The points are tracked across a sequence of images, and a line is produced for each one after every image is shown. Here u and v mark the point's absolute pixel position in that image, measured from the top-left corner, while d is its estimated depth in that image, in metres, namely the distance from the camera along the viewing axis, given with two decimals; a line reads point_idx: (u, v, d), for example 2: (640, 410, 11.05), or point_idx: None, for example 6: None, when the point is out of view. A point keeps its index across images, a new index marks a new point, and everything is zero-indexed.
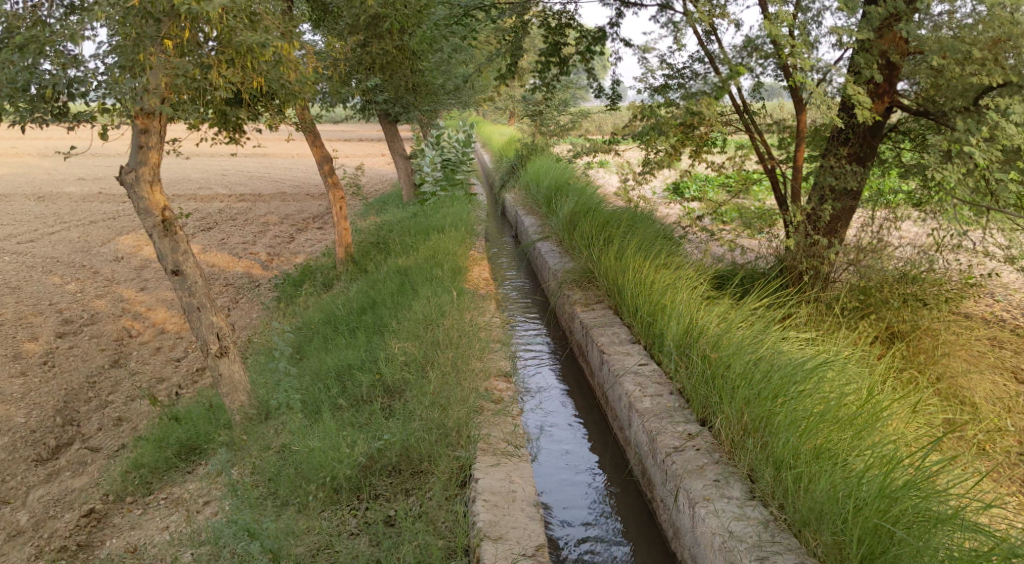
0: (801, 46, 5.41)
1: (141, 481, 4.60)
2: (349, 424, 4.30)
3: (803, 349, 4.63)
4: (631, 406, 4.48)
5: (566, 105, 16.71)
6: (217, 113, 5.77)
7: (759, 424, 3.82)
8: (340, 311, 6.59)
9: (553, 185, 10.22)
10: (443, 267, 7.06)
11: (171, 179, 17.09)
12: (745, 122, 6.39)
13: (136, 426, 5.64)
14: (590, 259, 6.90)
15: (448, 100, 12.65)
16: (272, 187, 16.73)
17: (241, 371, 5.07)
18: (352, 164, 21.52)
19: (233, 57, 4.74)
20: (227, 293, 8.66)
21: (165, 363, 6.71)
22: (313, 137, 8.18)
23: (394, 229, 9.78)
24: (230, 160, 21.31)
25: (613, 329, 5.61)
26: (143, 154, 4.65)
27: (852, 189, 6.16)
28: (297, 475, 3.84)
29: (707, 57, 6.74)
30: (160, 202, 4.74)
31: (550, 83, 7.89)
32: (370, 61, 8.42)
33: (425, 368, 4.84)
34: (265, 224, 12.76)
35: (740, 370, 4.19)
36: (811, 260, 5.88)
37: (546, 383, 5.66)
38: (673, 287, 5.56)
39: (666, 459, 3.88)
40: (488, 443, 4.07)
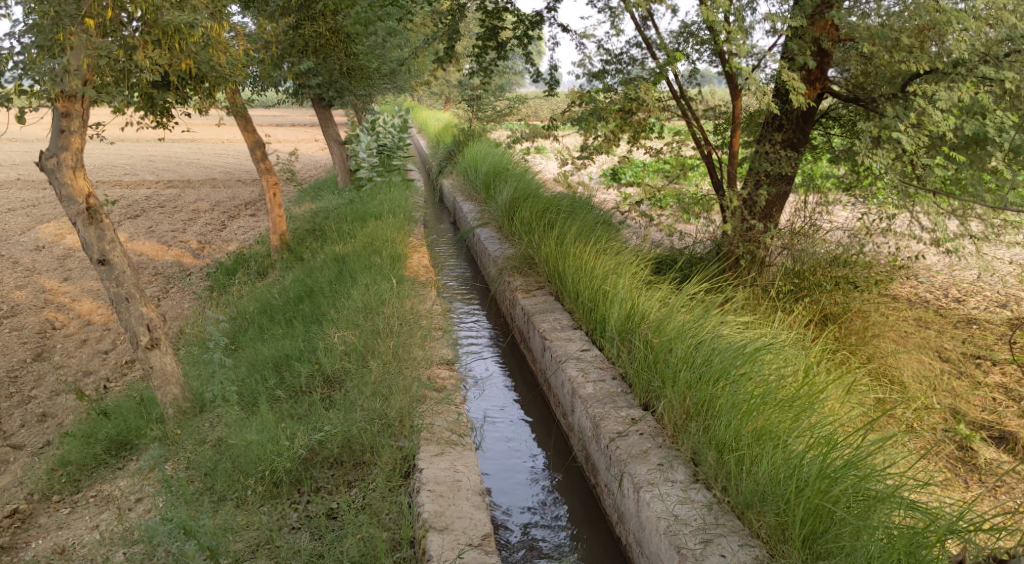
0: (737, 31, 5.54)
1: (69, 479, 4.39)
2: (288, 415, 4.19)
3: (742, 333, 4.73)
4: (574, 392, 4.51)
5: (504, 90, 16.65)
6: (143, 96, 5.52)
7: (701, 407, 3.90)
8: (277, 301, 6.42)
9: (492, 171, 10.18)
10: (382, 255, 6.96)
11: (93, 165, 16.35)
12: (681, 107, 6.46)
13: (61, 421, 5.38)
14: (531, 245, 6.90)
15: (383, 84, 12.44)
16: (203, 173, 16.20)
17: (175, 363, 4.87)
18: (284, 149, 21.00)
19: (160, 38, 4.53)
20: (157, 282, 8.34)
21: (92, 356, 6.43)
22: (245, 121, 7.92)
23: (331, 216, 9.59)
24: (156, 145, 20.51)
25: (554, 315, 5.64)
26: (64, 139, 4.41)
27: (785, 175, 6.34)
28: (234, 470, 3.72)
29: (645, 43, 6.79)
30: (84, 188, 4.51)
31: (488, 67, 7.83)
32: (302, 43, 8.19)
33: (365, 357, 4.77)
34: (195, 211, 12.34)
35: (682, 354, 4.26)
36: (748, 244, 6.03)
37: (488, 370, 5.65)
38: (614, 273, 5.61)
39: (610, 444, 3.93)
40: (432, 432, 4.03)
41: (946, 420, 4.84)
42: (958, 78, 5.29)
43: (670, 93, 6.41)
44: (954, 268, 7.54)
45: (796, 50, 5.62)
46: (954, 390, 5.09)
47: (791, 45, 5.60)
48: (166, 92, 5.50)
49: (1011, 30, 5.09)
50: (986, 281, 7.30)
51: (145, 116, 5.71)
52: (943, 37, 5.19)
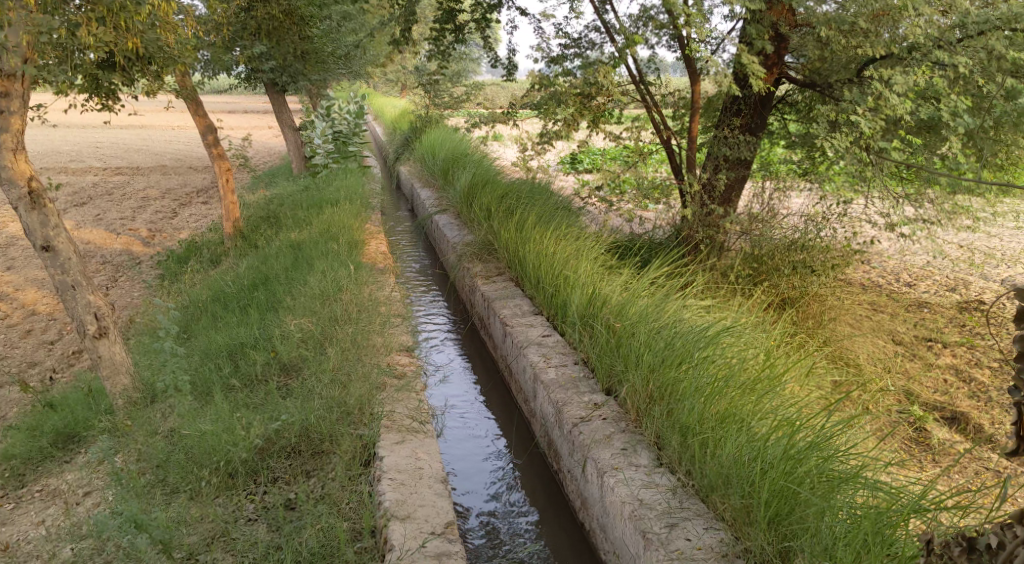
0: (697, 15, 5.58)
1: (12, 474, 4.22)
2: (244, 404, 4.08)
3: (702, 317, 4.78)
4: (536, 377, 4.49)
5: (461, 77, 16.51)
6: (87, 77, 5.32)
7: (664, 391, 3.92)
8: (230, 289, 6.26)
9: (450, 157, 10.08)
10: (339, 242, 6.85)
11: (36, 150, 15.77)
12: (640, 92, 6.46)
13: (4, 415, 5.17)
14: (491, 231, 6.86)
15: (338, 69, 12.22)
16: (152, 160, 15.75)
17: (124, 352, 4.71)
18: (237, 136, 20.52)
19: (105, 16, 4.34)
20: (105, 271, 8.08)
21: (37, 347, 6.19)
22: (195, 105, 7.70)
23: (286, 203, 9.40)
24: (102, 131, 19.85)
25: (514, 301, 5.61)
26: (3, 120, 4.21)
27: (744, 160, 6.41)
28: (187, 461, 3.62)
29: (603, 28, 6.78)
30: (25, 171, 4.30)
31: (445, 51, 7.73)
32: (255, 26, 7.97)
33: (323, 345, 4.68)
34: (144, 198, 11.98)
35: (645, 339, 4.28)
36: (707, 229, 6.11)
37: (449, 357, 5.61)
38: (575, 258, 5.61)
39: (573, 429, 3.93)
40: (392, 420, 3.97)
41: (900, 401, 4.97)
42: (913, 63, 5.41)
43: (629, 77, 6.39)
44: (905, 253, 7.72)
45: (754, 35, 5.68)
46: (907, 373, 5.23)
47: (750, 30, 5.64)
48: (112, 72, 5.30)
49: (962, 17, 5.21)
50: (935, 265, 7.49)
51: (90, 97, 5.50)
52: (896, 23, 5.29)
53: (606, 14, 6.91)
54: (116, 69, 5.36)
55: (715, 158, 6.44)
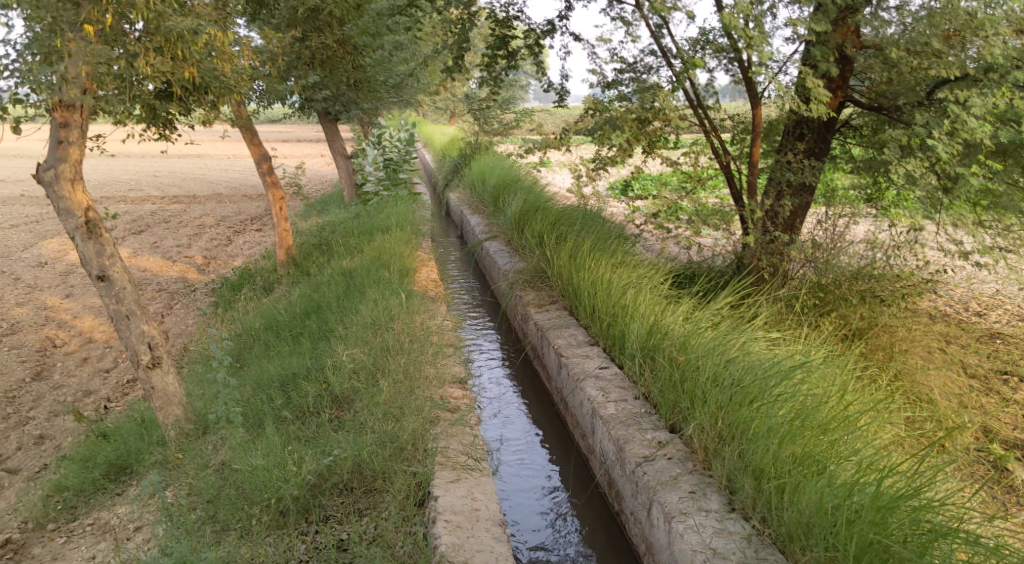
0: (759, 38, 5.42)
1: (65, 506, 4.19)
2: (295, 438, 3.98)
3: (770, 350, 4.54)
4: (595, 412, 4.30)
5: (509, 104, 16.54)
6: (146, 107, 5.38)
7: (735, 431, 3.70)
8: (282, 317, 6.24)
9: (500, 183, 10.00)
10: (391, 269, 6.79)
11: (98, 180, 16.29)
12: (698, 117, 6.32)
13: (60, 444, 5.18)
14: (543, 259, 6.71)
15: (390, 98, 12.32)
16: (208, 188, 16.10)
17: (177, 383, 4.68)
18: (290, 164, 20.92)
19: (162, 45, 4.36)
20: (161, 298, 8.17)
21: (93, 375, 6.24)
22: (251, 134, 7.78)
23: (337, 230, 9.44)
24: (161, 160, 20.43)
25: (569, 330, 5.44)
26: (62, 150, 4.24)
27: (808, 185, 6.16)
28: (238, 497, 3.52)
29: (660, 51, 6.66)
30: (83, 202, 4.33)
31: (498, 77, 7.70)
32: (309, 55, 8.06)
33: (375, 376, 4.57)
34: (200, 226, 12.20)
35: (711, 374, 4.07)
36: (771, 257, 5.85)
37: (501, 388, 5.45)
38: (633, 287, 5.43)
39: (636, 469, 3.73)
40: (447, 457, 3.82)
41: (979, 439, 4.66)
42: (991, 84, 5.14)
43: (687, 101, 6.22)
44: (973, 281, 7.33)
45: (818, 56, 5.48)
46: (984, 408, 4.91)
47: (813, 50, 5.44)
48: (170, 102, 5.34)
49: None
50: (1007, 294, 7.10)
51: (147, 127, 5.56)
52: (972, 41, 5.03)
53: (664, 37, 6.76)
54: (174, 99, 5.42)
55: (778, 184, 6.22)
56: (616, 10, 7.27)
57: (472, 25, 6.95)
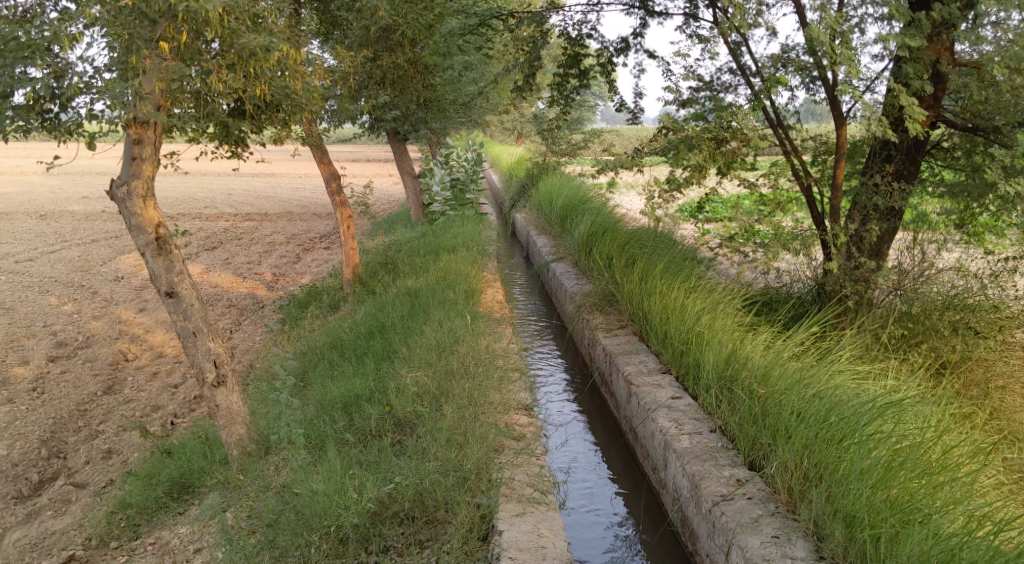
0: (846, 54, 5.13)
1: (129, 524, 4.20)
2: (357, 462, 3.88)
3: (857, 385, 4.21)
4: (668, 445, 4.06)
5: (578, 124, 16.42)
6: (219, 125, 5.45)
7: (823, 472, 3.39)
8: (347, 336, 6.21)
9: (567, 204, 9.85)
10: (456, 290, 6.70)
11: (175, 197, 16.85)
12: (778, 137, 6.07)
13: (126, 459, 5.24)
14: (612, 281, 6.52)
15: (459, 118, 12.35)
16: (279, 206, 16.48)
17: (241, 402, 4.66)
18: (358, 183, 21.28)
19: (236, 62, 4.40)
20: (230, 315, 8.30)
21: (161, 390, 6.33)
22: (321, 152, 7.84)
23: (403, 249, 9.44)
24: (234, 178, 21.07)
25: (639, 357, 5.21)
26: (136, 167, 4.30)
27: (897, 209, 5.79)
28: (298, 523, 3.43)
29: (739, 68, 6.43)
30: (154, 219, 4.38)
31: (569, 96, 7.59)
32: (380, 75, 8.21)
33: (439, 401, 4.44)
34: (271, 243, 12.45)
35: (795, 410, 3.77)
36: (856, 284, 5.42)
37: (567, 415, 5.25)
38: (709, 314, 5.18)
39: (713, 509, 3.46)
40: (512, 489, 3.64)
41: None
42: None
43: (767, 121, 6.00)
44: None
45: (910, 73, 5.17)
46: None
47: (904, 67, 5.12)
48: (242, 120, 5.42)
49: None
50: None
51: (220, 145, 5.66)
52: None
53: (743, 55, 6.54)
54: (247, 117, 5.50)
55: (863, 208, 5.90)
56: (691, 28, 7.09)
57: (543, 44, 6.87)
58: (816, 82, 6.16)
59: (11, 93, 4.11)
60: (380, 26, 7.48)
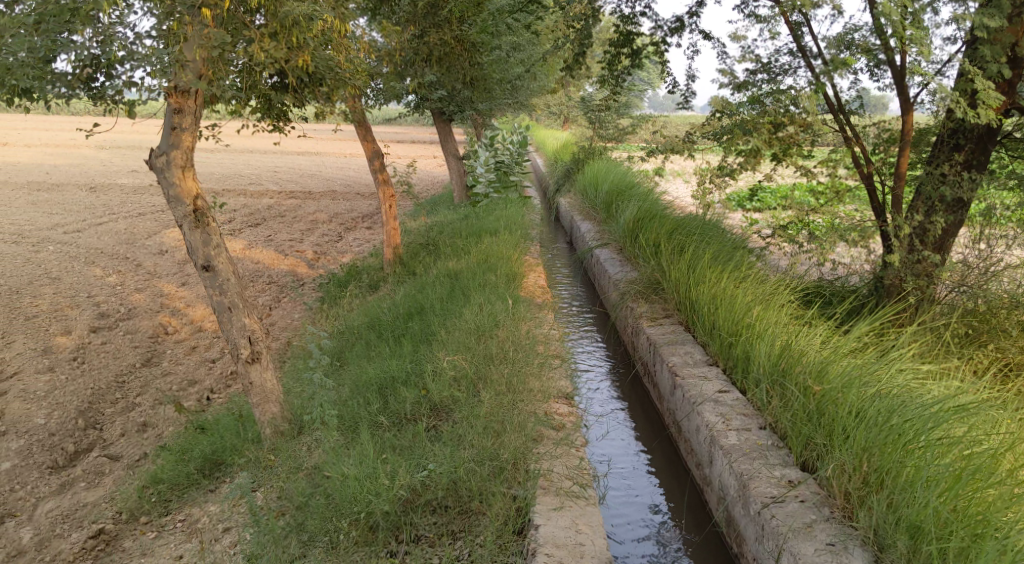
0: (918, 34, 4.74)
1: (160, 499, 4.18)
2: (390, 447, 3.76)
3: (922, 384, 3.93)
4: (714, 440, 3.85)
5: (627, 108, 16.07)
6: (262, 99, 5.37)
7: (884, 477, 3.14)
8: (385, 317, 6.12)
9: (613, 190, 9.61)
10: (497, 273, 6.56)
11: (221, 174, 17.01)
12: (839, 123, 5.75)
13: (161, 433, 5.23)
14: (658, 269, 6.31)
15: (504, 99, 12.16)
16: (323, 185, 16.51)
17: (275, 380, 4.59)
18: (403, 164, 21.22)
19: (278, 32, 4.30)
20: (270, 292, 8.29)
21: (199, 364, 6.33)
22: (365, 130, 7.73)
23: (445, 231, 9.32)
24: (280, 156, 21.18)
25: (685, 348, 5.00)
26: (175, 136, 4.22)
27: (963, 200, 5.33)
28: (327, 508, 3.34)
29: (799, 50, 6.12)
30: (192, 190, 4.31)
31: (619, 76, 7.35)
32: (427, 52, 7.87)
33: (477, 386, 4.30)
34: (314, 221, 12.46)
35: (853, 408, 3.52)
36: (918, 280, 5.11)
37: (608, 405, 5.07)
38: (760, 305, 4.93)
39: (762, 511, 3.24)
40: (550, 481, 3.48)
41: None
42: None
43: (827, 106, 5.71)
44: None
45: (988, 56, 4.79)
46: None
47: (981, 48, 4.73)
48: (284, 93, 5.32)
49: None
50: None
51: (262, 119, 5.60)
52: None
53: (805, 35, 6.22)
54: (290, 91, 5.40)
55: (927, 198, 5.45)
56: (749, 6, 6.77)
57: (594, 21, 6.61)
58: (881, 66, 5.83)
59: (53, 59, 4.07)
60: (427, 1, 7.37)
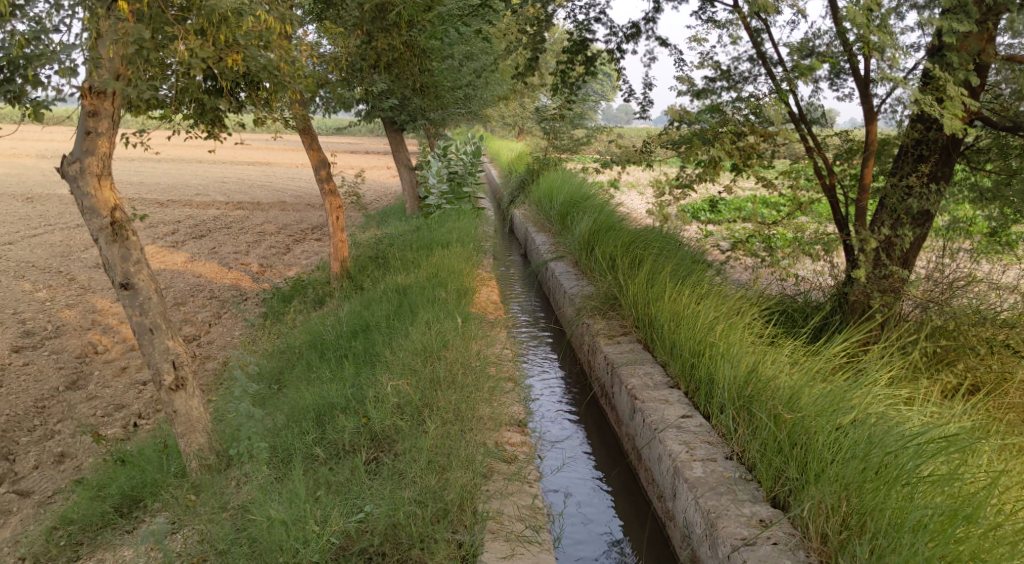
0: (886, 41, 4.57)
1: (70, 542, 3.73)
2: (324, 484, 3.41)
3: (894, 409, 3.75)
4: (677, 472, 3.60)
5: (583, 120, 15.98)
6: (192, 102, 5.00)
7: (866, 520, 2.93)
8: (328, 336, 5.77)
9: (568, 201, 9.42)
10: (448, 288, 6.26)
11: (166, 184, 16.38)
12: (801, 133, 5.57)
13: (80, 464, 4.76)
14: (615, 283, 6.08)
15: (458, 109, 11.91)
16: (273, 195, 16.04)
17: (202, 407, 4.20)
18: (355, 173, 20.83)
19: (205, 29, 3.95)
20: (210, 307, 7.85)
21: (129, 387, 5.87)
22: (310, 137, 7.37)
23: (395, 243, 9.00)
24: (228, 166, 20.59)
25: (644, 368, 4.76)
26: (90, 142, 3.82)
27: (928, 212, 5.15)
28: (252, 557, 2.98)
29: (759, 58, 5.95)
30: (110, 201, 3.90)
31: (574, 84, 7.12)
32: (374, 57, 7.59)
33: (422, 414, 3.97)
34: (261, 233, 12.02)
35: (829, 440, 3.31)
36: (884, 295, 4.90)
37: (564, 431, 4.80)
38: (724, 322, 4.71)
39: (733, 555, 2.99)
40: (499, 524, 3.18)
41: None
42: None
43: (788, 116, 5.53)
44: None
45: (955, 64, 4.66)
46: None
47: (948, 55, 4.60)
48: (218, 96, 4.99)
49: None
50: None
51: (194, 124, 5.23)
52: None
53: (764, 42, 6.07)
54: (223, 94, 5.03)
55: (892, 211, 5.25)
56: (707, 14, 6.62)
57: (547, 26, 6.39)
58: (841, 75, 5.69)
59: None
60: (374, 5, 7.07)
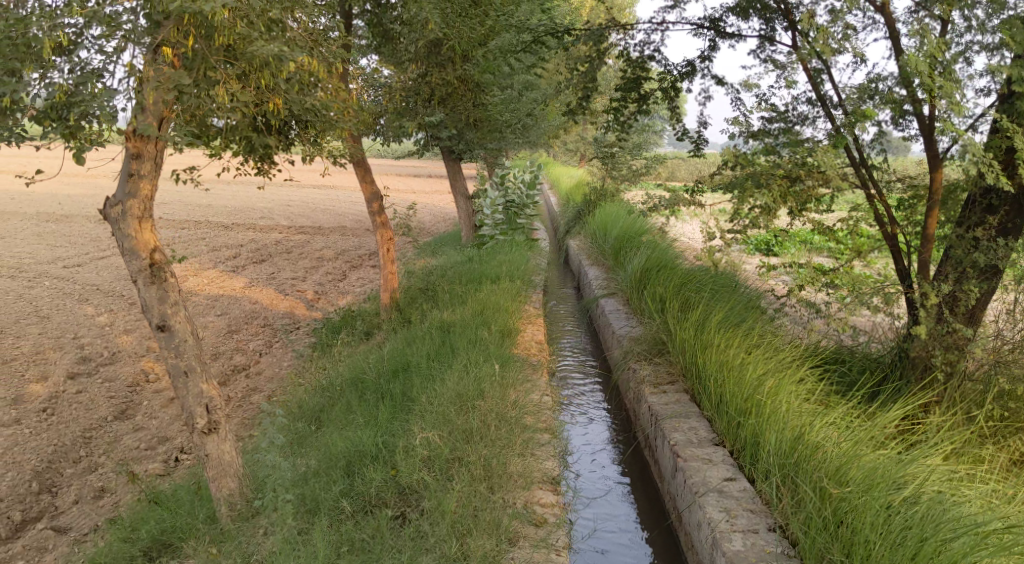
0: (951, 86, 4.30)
1: None
2: (346, 542, 3.34)
3: (953, 486, 3.47)
4: (715, 543, 3.38)
5: (644, 149, 15.76)
6: (242, 140, 5.07)
7: None
8: (370, 374, 5.73)
9: (622, 236, 9.24)
10: (492, 328, 6.16)
11: (234, 207, 16.85)
12: (861, 178, 5.28)
13: (118, 500, 4.81)
14: (663, 328, 5.87)
15: (514, 138, 11.88)
16: (335, 220, 16.31)
17: (234, 452, 4.20)
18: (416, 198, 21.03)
19: (248, 75, 4.00)
20: (262, 336, 7.95)
21: (174, 418, 5.95)
22: (363, 170, 7.42)
23: (447, 274, 8.97)
24: (294, 189, 21.09)
25: (689, 423, 4.54)
26: (133, 184, 3.88)
27: (996, 266, 4.79)
28: None
29: (817, 99, 5.70)
30: (149, 242, 3.95)
31: (627, 121, 6.97)
32: (428, 91, 7.61)
33: (451, 469, 3.86)
34: (319, 258, 12.19)
35: (880, 523, 3.07)
36: (947, 354, 4.57)
37: (603, 486, 4.61)
38: (773, 378, 4.46)
39: None
40: None
41: None
42: None
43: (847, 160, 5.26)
44: None
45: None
46: None
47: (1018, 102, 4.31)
48: (266, 134, 5.04)
49: None
50: None
51: (244, 160, 5.29)
52: None
53: (824, 83, 5.82)
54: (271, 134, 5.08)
55: (957, 263, 4.91)
56: (766, 51, 6.40)
57: (600, 63, 6.29)
58: (906, 117, 5.40)
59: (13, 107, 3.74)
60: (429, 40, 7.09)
